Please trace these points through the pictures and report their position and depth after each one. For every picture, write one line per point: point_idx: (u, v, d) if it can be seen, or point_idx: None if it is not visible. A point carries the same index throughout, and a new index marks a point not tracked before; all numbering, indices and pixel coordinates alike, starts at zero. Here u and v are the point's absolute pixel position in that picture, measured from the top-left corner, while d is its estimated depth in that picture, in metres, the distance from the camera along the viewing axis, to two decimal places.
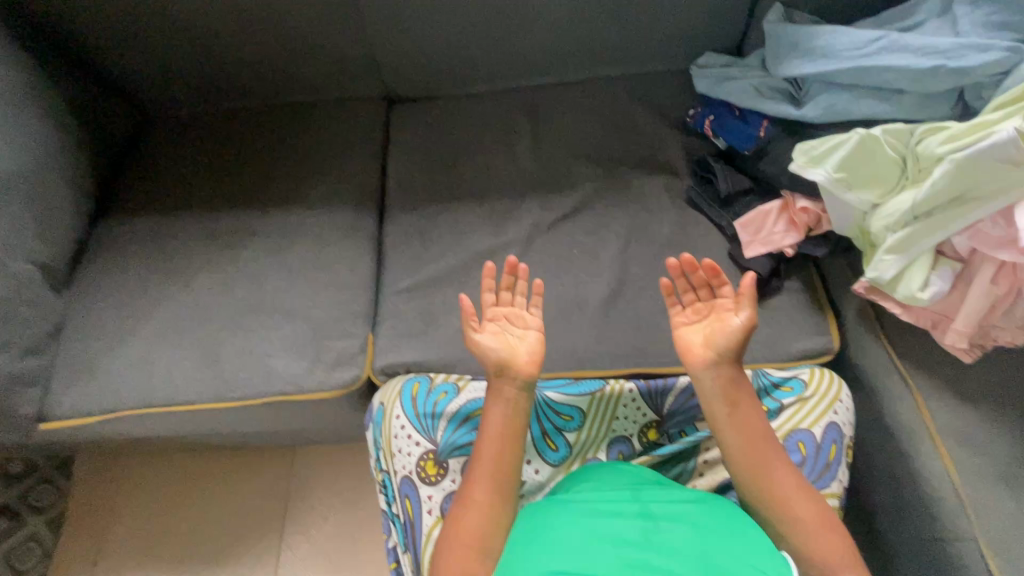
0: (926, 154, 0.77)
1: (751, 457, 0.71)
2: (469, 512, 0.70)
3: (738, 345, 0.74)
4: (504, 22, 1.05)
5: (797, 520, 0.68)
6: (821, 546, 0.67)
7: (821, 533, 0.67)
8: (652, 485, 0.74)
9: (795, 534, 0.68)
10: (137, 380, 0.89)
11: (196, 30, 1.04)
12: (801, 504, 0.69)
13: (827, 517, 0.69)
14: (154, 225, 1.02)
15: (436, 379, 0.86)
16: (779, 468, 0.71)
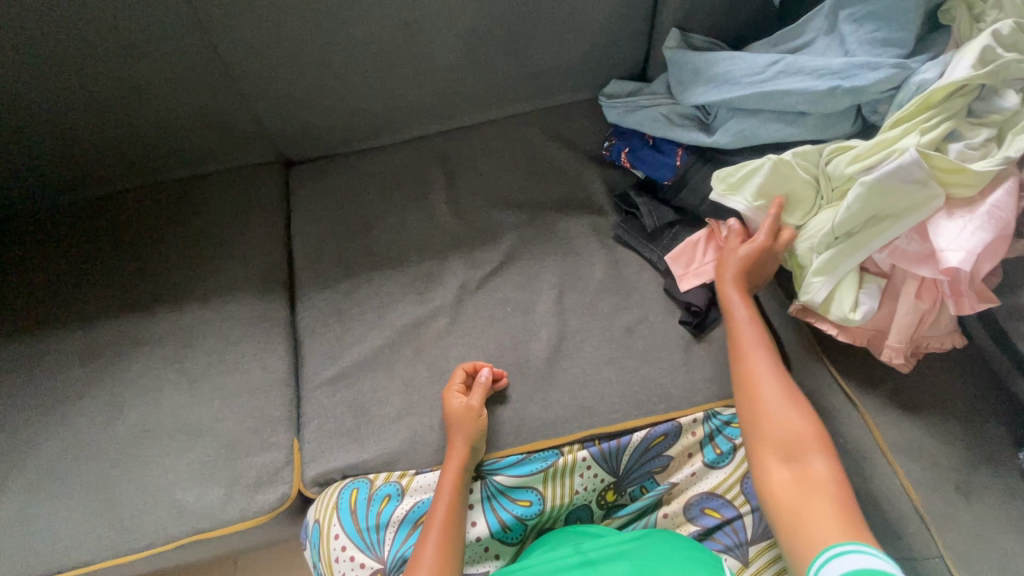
0: (839, 176, 0.77)
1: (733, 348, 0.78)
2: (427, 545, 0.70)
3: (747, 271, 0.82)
4: (399, 70, 0.97)
5: (765, 410, 0.71)
6: (787, 428, 0.69)
7: (791, 418, 0.69)
8: (593, 535, 0.75)
9: (765, 416, 0.71)
10: (17, 547, 0.75)
11: (37, 114, 0.90)
12: (773, 392, 0.72)
13: (801, 407, 0.71)
14: (18, 349, 0.87)
15: (376, 483, 0.78)
16: (756, 358, 0.75)
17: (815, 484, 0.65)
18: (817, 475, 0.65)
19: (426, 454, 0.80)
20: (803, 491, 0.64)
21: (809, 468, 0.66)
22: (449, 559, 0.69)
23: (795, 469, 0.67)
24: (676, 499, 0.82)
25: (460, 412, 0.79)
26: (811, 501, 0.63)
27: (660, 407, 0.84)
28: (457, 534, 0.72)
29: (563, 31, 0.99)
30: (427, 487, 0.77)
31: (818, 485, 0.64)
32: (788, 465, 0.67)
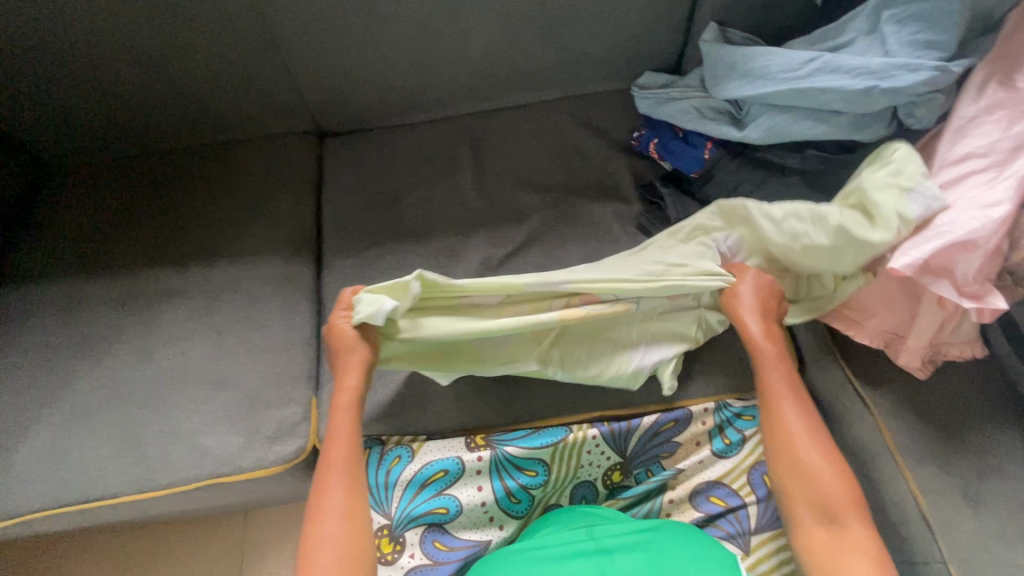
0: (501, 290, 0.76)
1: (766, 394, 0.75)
2: (333, 493, 0.69)
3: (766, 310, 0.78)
4: (437, 48, 0.99)
5: (808, 469, 0.70)
6: (821, 488, 0.68)
7: (826, 480, 0.69)
8: (606, 519, 0.76)
9: (806, 479, 0.69)
10: (48, 475, 0.79)
11: (90, 71, 0.94)
12: (812, 449, 0.71)
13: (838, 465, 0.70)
14: (60, 293, 0.91)
15: (390, 444, 0.81)
16: (790, 408, 0.73)
17: (852, 541, 0.66)
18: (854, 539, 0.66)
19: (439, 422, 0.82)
20: (840, 552, 0.66)
21: (847, 530, 0.67)
22: (358, 503, 0.69)
23: (828, 526, 0.67)
24: (682, 484, 0.84)
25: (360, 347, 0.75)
26: (849, 557, 0.65)
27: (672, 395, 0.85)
28: (361, 479, 0.71)
29: (601, 19, 1.00)
30: (437, 449, 0.80)
31: (857, 548, 0.65)
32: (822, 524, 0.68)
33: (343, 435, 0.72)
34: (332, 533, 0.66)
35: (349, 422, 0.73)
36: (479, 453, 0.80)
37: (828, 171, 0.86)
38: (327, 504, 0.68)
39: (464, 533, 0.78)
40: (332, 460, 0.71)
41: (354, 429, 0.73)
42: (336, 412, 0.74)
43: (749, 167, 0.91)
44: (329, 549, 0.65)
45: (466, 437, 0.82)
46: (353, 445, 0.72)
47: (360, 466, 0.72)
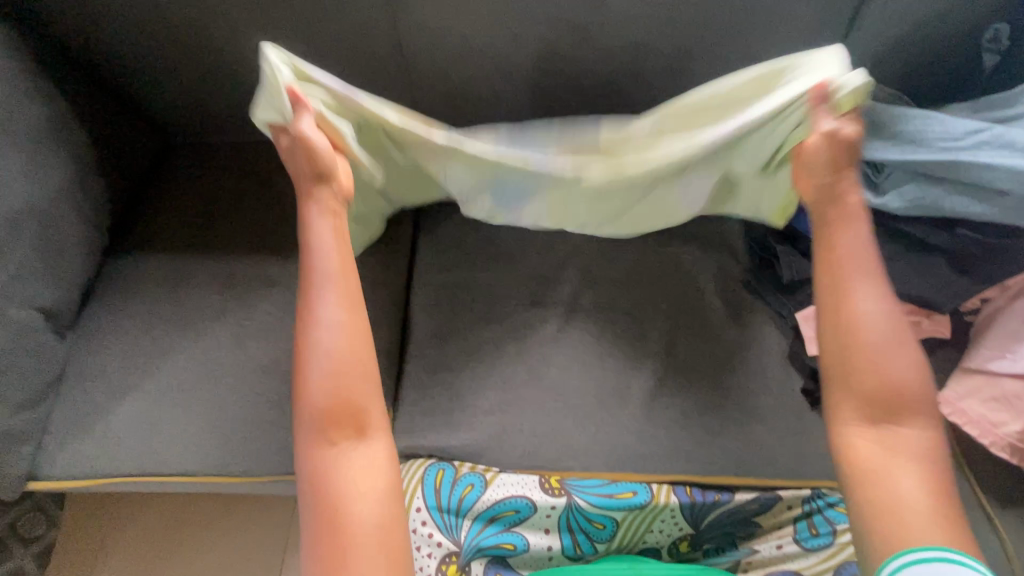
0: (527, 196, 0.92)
1: (832, 277, 0.67)
2: (332, 348, 0.63)
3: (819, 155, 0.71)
4: (558, 72, 0.97)
5: (859, 336, 0.63)
6: (885, 378, 0.61)
7: (881, 333, 0.63)
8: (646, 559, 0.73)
9: (858, 372, 0.62)
10: (141, 441, 0.82)
11: (225, 64, 0.96)
12: (866, 263, 0.67)
13: (907, 343, 0.63)
14: (171, 268, 0.96)
15: (461, 470, 0.80)
16: (857, 279, 0.66)
17: (902, 452, 0.59)
18: (909, 443, 0.59)
19: (514, 456, 0.81)
20: (888, 465, 0.58)
21: (901, 432, 0.59)
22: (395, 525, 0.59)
23: (884, 431, 0.60)
24: (757, 569, 0.76)
25: (334, 210, 0.73)
26: (897, 470, 0.58)
27: (763, 472, 0.79)
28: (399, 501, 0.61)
29: (735, 58, 0.94)
30: (510, 484, 0.79)
31: (905, 452, 0.59)
32: (873, 428, 0.60)
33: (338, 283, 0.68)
34: (350, 464, 0.60)
35: (344, 262, 0.69)
36: (554, 498, 0.77)
37: (982, 256, 0.77)
38: (332, 355, 0.63)
39: (525, 572, 0.77)
40: (319, 305, 0.66)
41: (356, 296, 0.68)
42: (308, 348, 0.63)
43: (887, 237, 0.83)
44: (373, 500, 0.59)
45: (541, 478, 0.79)
46: (355, 322, 0.66)
47: (336, 334, 0.64)
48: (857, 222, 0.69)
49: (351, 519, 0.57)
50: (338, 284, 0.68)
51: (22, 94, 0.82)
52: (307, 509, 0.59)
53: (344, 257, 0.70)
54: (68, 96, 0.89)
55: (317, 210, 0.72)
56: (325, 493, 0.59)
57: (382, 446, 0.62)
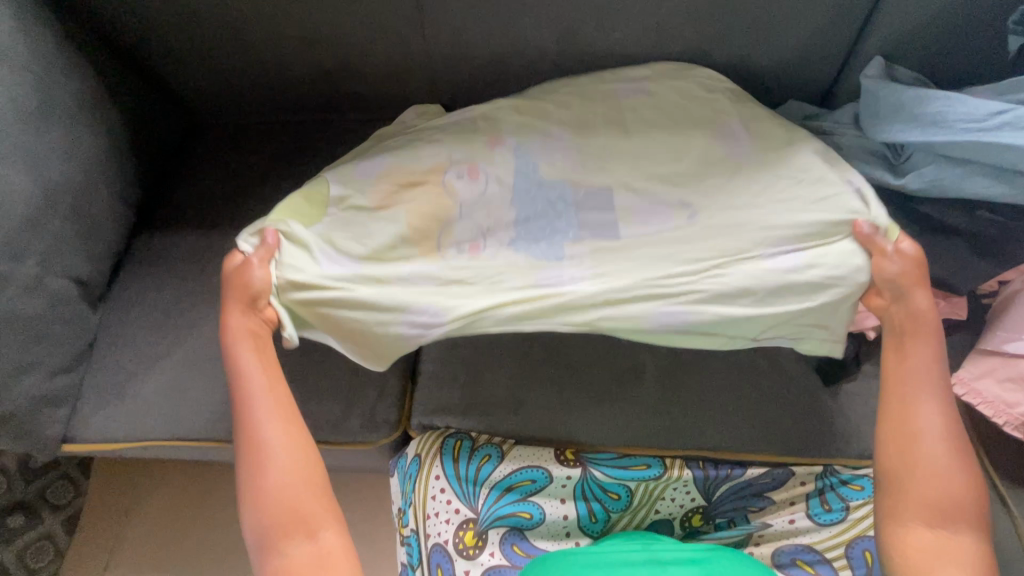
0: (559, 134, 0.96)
1: (896, 386, 0.67)
2: (274, 469, 0.65)
3: (907, 272, 0.69)
4: (579, 53, 0.98)
5: (922, 448, 0.64)
6: (943, 491, 0.62)
7: (939, 459, 0.63)
8: (660, 541, 0.73)
9: (916, 483, 0.63)
10: (170, 408, 0.85)
11: (251, 45, 0.98)
12: (926, 379, 0.66)
13: (965, 456, 0.64)
14: (198, 243, 0.98)
15: (479, 441, 0.82)
16: (925, 397, 0.66)
17: (954, 557, 0.61)
18: (959, 545, 0.61)
19: (530, 429, 0.83)
20: (934, 561, 0.61)
21: (954, 538, 0.62)
22: None
23: (937, 533, 0.62)
24: (767, 542, 0.78)
25: (261, 332, 0.72)
26: (940, 569, 0.60)
27: (774, 448, 0.80)
28: None
29: (756, 40, 0.94)
30: (527, 455, 0.81)
31: (955, 560, 0.61)
32: (930, 528, 0.62)
33: (267, 398, 0.68)
34: (298, 558, 0.62)
35: (271, 381, 0.69)
36: (570, 469, 0.79)
37: (1000, 238, 0.77)
38: (274, 474, 0.64)
39: (541, 542, 0.79)
40: (255, 427, 0.66)
41: (285, 398, 0.69)
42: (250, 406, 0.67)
43: (904, 220, 0.83)
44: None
45: (556, 449, 0.81)
46: (287, 434, 0.67)
47: (264, 440, 0.66)
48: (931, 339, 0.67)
49: None
50: (272, 408, 0.68)
51: (58, 73, 0.84)
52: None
53: (278, 388, 0.69)
54: (97, 72, 0.91)
55: (239, 332, 0.70)
56: None
57: (330, 536, 0.64)
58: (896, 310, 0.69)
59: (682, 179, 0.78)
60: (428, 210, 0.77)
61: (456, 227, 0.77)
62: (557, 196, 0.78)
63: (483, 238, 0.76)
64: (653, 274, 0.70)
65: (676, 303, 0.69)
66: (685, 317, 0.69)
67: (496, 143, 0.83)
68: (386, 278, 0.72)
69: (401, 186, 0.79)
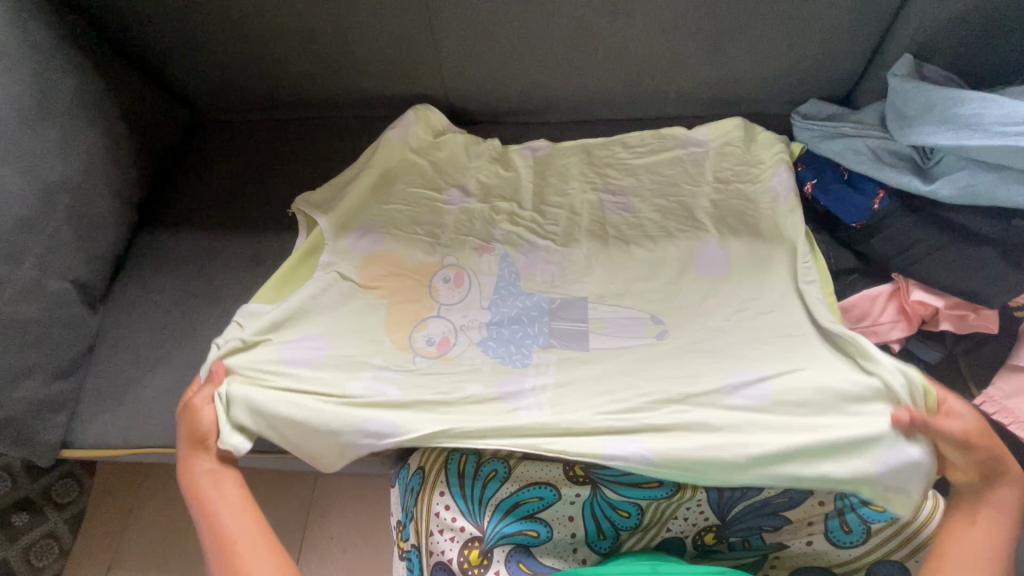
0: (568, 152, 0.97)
1: (948, 547, 0.63)
2: (250, 571, 0.65)
3: (982, 439, 0.66)
4: (591, 52, 0.95)
5: None
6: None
7: None
8: (668, 561, 0.70)
9: None
10: (170, 415, 0.84)
11: (255, 39, 0.96)
12: (994, 522, 0.64)
13: None
14: (200, 244, 0.96)
15: (485, 456, 0.80)
16: (977, 566, 0.61)
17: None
18: None
19: None
20: None
21: None
22: None
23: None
24: (781, 566, 0.76)
25: (229, 472, 0.75)
26: None
27: None
28: None
29: (776, 37, 0.91)
30: (536, 471, 0.79)
31: None
32: None
33: (225, 512, 0.70)
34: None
35: (236, 501, 0.71)
36: (578, 487, 0.77)
37: None
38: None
39: (547, 560, 0.76)
40: (227, 542, 0.68)
41: (252, 509, 0.71)
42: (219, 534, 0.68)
43: (932, 227, 0.79)
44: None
45: (565, 465, 0.79)
46: (257, 541, 0.68)
47: (232, 549, 0.67)
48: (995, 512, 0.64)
49: None
50: (237, 535, 0.68)
51: (58, 68, 0.83)
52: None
53: (247, 510, 0.71)
54: (98, 67, 0.89)
55: (202, 476, 0.73)
56: None
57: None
58: (970, 463, 0.67)
59: (647, 284, 0.88)
60: (409, 307, 0.88)
61: (431, 323, 0.86)
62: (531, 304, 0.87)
63: (456, 333, 0.85)
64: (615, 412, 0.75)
65: (645, 442, 0.71)
66: (649, 454, 0.71)
67: (485, 251, 0.93)
68: (355, 372, 0.82)
69: (386, 272, 0.91)
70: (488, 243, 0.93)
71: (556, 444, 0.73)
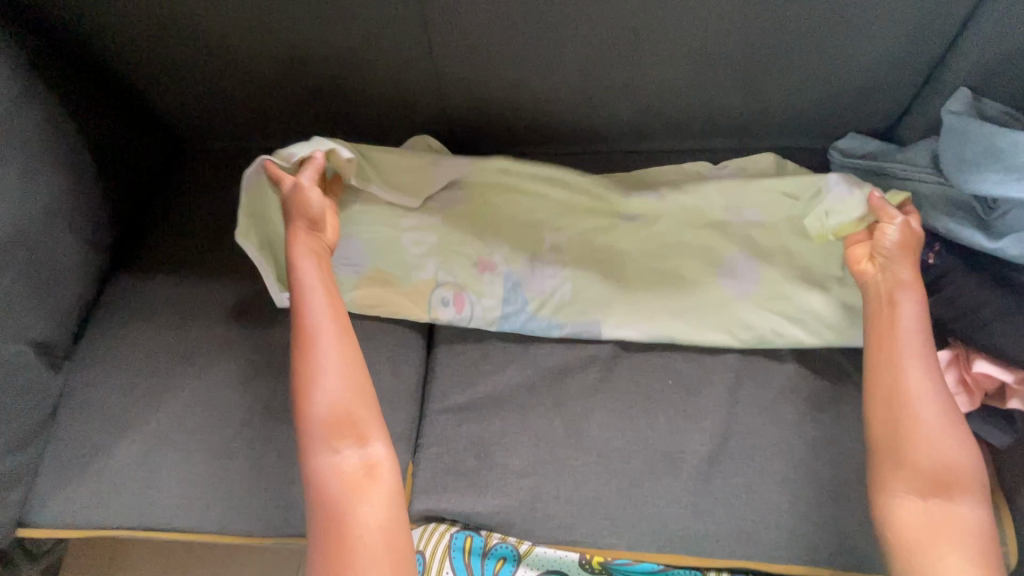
0: (578, 186, 0.87)
1: (886, 351, 0.67)
2: (327, 388, 0.65)
3: (908, 249, 0.70)
4: (609, 81, 0.86)
5: (909, 425, 0.63)
6: (932, 453, 0.62)
7: (929, 426, 0.63)
8: None
9: (901, 444, 0.63)
10: (138, 490, 0.75)
11: (239, 66, 0.88)
12: (913, 345, 0.66)
13: (958, 433, 0.63)
14: (176, 292, 0.87)
15: (491, 541, 0.71)
16: (912, 362, 0.65)
17: (956, 529, 0.59)
18: (943, 515, 0.60)
19: (547, 529, 0.70)
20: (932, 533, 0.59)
21: (954, 510, 0.60)
22: (399, 525, 0.61)
23: (931, 503, 0.60)
24: None
25: (323, 259, 0.74)
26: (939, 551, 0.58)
27: (839, 564, 0.67)
28: (401, 509, 0.63)
29: (814, 66, 0.82)
30: (549, 562, 0.70)
31: (951, 528, 0.59)
32: (925, 497, 0.60)
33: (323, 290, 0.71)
34: (348, 463, 0.62)
35: (343, 342, 0.68)
36: None
37: None
38: (325, 390, 0.65)
39: None
40: (316, 328, 0.68)
41: (357, 366, 0.67)
42: (312, 347, 0.67)
43: (999, 289, 0.69)
44: (376, 531, 0.59)
45: (581, 555, 0.70)
46: (358, 393, 0.66)
47: (374, 401, 0.66)
48: (909, 308, 0.68)
49: (336, 509, 0.60)
50: (330, 324, 0.69)
51: (14, 101, 0.74)
52: (313, 521, 0.60)
53: (337, 304, 0.71)
54: (65, 98, 0.81)
55: (300, 251, 0.72)
56: (331, 500, 0.60)
57: (380, 447, 0.64)
58: (874, 279, 0.71)
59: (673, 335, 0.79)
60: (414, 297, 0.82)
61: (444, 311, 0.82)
62: (539, 329, 0.81)
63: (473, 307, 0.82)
64: (638, 297, 0.81)
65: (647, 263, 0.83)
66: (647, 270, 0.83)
67: (487, 267, 0.84)
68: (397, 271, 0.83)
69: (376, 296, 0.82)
70: (492, 260, 0.84)
71: (588, 285, 0.82)
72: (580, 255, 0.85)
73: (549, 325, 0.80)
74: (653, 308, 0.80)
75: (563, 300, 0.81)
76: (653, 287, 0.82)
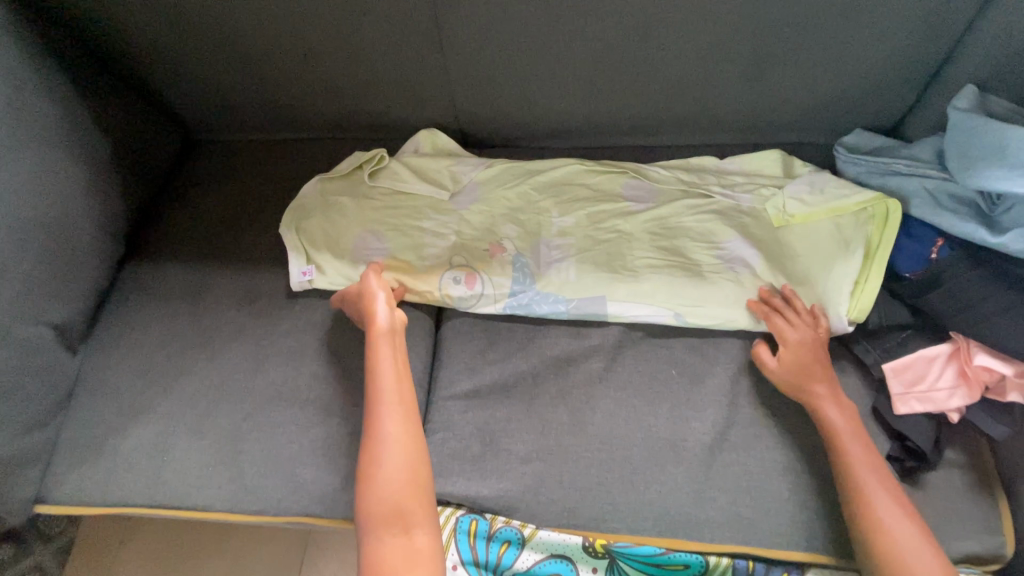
0: (586, 181, 0.91)
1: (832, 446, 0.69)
2: (389, 468, 0.67)
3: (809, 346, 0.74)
4: (618, 75, 0.87)
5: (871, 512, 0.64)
6: (896, 533, 0.62)
7: (885, 508, 0.64)
8: None
9: (872, 535, 0.63)
10: (152, 470, 0.77)
11: (252, 58, 0.89)
12: (849, 433, 0.69)
13: (906, 511, 0.64)
14: (189, 279, 0.89)
15: (496, 524, 0.72)
16: (854, 448, 0.68)
17: None
18: None
19: (550, 513, 0.72)
20: None
21: None
22: None
23: None
24: None
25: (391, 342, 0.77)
26: None
27: (837, 551, 0.68)
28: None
29: (822, 62, 0.83)
30: (552, 545, 0.71)
31: None
32: None
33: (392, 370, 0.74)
34: (393, 548, 0.62)
35: (407, 427, 0.70)
36: (597, 565, 0.70)
37: None
38: (388, 473, 0.67)
39: None
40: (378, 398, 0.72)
41: (417, 448, 0.70)
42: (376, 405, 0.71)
43: (1002, 284, 0.70)
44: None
45: (585, 538, 0.71)
46: (416, 483, 0.67)
47: (429, 492, 0.67)
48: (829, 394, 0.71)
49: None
50: (394, 393, 0.73)
51: (33, 91, 0.76)
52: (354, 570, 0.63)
53: (403, 378, 0.75)
54: (82, 88, 0.83)
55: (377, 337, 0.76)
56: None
57: (423, 535, 0.64)
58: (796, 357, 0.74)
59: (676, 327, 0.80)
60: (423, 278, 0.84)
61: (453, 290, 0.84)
62: (548, 309, 0.82)
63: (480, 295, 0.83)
64: (641, 281, 0.82)
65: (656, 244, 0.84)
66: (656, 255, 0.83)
67: (497, 251, 0.86)
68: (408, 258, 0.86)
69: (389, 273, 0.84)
70: (499, 243, 0.86)
71: (593, 273, 0.83)
72: (586, 235, 0.87)
73: (557, 303, 0.81)
74: (656, 289, 0.81)
75: (569, 279, 0.83)
76: (655, 270, 0.83)
